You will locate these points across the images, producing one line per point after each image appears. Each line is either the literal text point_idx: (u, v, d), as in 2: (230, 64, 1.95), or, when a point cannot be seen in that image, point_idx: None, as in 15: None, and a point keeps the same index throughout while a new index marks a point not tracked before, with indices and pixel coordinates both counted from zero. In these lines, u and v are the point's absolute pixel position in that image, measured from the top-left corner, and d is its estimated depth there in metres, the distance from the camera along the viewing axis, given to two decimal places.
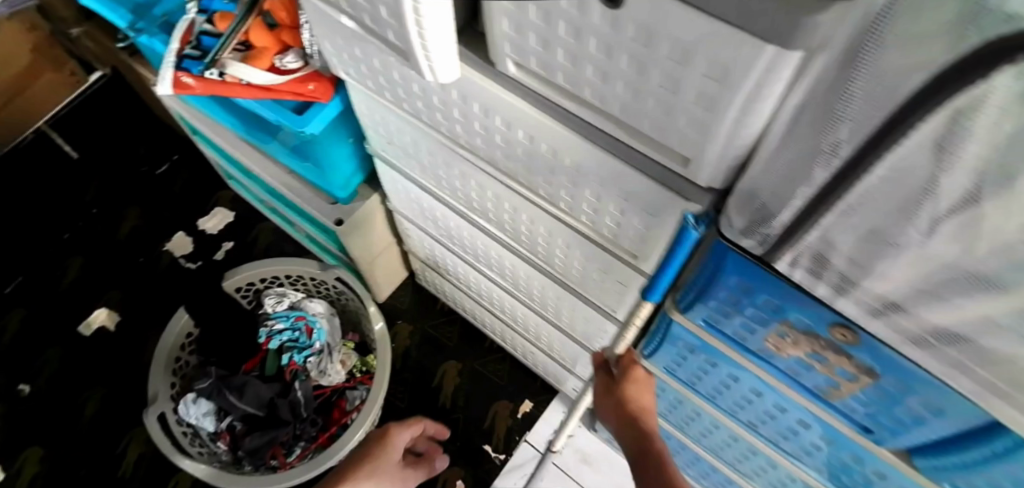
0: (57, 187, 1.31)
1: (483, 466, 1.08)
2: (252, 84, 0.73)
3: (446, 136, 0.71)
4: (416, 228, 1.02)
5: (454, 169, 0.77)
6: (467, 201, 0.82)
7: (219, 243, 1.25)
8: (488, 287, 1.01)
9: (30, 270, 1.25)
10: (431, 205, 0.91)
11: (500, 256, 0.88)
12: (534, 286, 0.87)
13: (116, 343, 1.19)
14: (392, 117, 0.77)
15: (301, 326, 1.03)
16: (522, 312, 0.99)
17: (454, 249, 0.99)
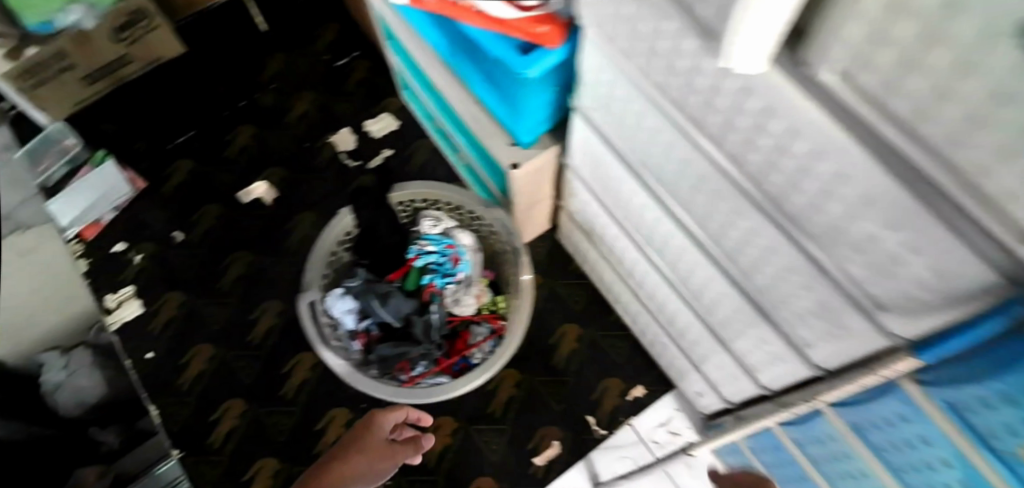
0: (240, 52, 1.35)
1: (583, 435, 1.12)
2: (485, 15, 0.68)
3: (682, 121, 0.62)
4: (587, 191, 0.99)
5: (670, 152, 0.70)
6: (668, 187, 0.76)
7: (379, 149, 1.28)
8: (644, 270, 0.98)
9: (201, 126, 1.29)
10: (620, 176, 0.86)
11: (678, 247, 0.84)
12: (708, 288, 0.82)
13: (265, 217, 1.23)
14: (623, 76, 0.68)
15: (449, 253, 1.04)
16: (672, 304, 0.96)
17: (621, 225, 0.96)
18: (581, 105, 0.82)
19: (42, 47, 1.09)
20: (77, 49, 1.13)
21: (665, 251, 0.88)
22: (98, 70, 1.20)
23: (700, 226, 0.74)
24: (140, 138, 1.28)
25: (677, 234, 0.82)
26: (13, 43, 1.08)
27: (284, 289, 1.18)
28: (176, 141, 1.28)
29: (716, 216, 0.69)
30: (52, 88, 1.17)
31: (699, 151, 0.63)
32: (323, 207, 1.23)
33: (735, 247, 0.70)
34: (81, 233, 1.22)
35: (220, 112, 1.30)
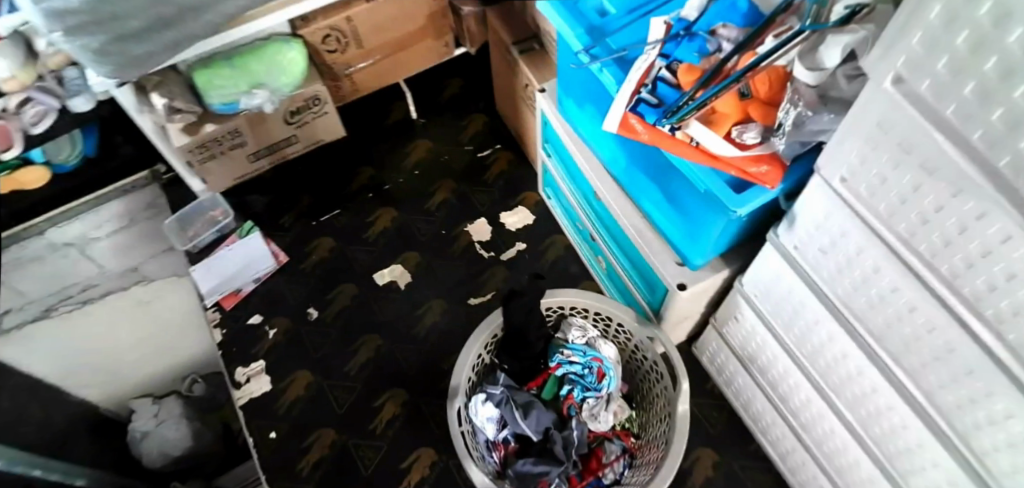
0: (387, 142, 1.54)
1: None
2: (700, 148, 0.62)
3: (948, 298, 0.46)
4: (758, 321, 0.84)
5: (909, 324, 0.53)
6: (892, 358, 0.59)
7: (513, 241, 1.38)
8: (829, 426, 0.80)
9: (345, 207, 1.45)
10: (814, 316, 0.69)
11: (897, 424, 0.64)
12: (926, 477, 0.64)
13: (399, 300, 1.32)
14: (852, 229, 0.54)
15: (594, 366, 0.97)
16: (859, 470, 0.78)
17: (801, 367, 0.80)
18: (782, 235, 0.67)
19: (218, 124, 1.17)
20: (250, 128, 1.22)
21: (867, 418, 0.70)
22: (266, 150, 1.30)
23: (942, 413, 0.55)
24: (294, 216, 1.44)
25: (901, 411, 0.61)
26: (192, 118, 1.15)
27: (409, 375, 1.23)
28: (321, 218, 1.44)
29: (976, 413, 0.50)
30: (220, 164, 1.27)
31: (959, 337, 0.47)
32: (453, 297, 1.32)
33: (996, 456, 0.50)
34: (220, 301, 1.35)
35: (365, 194, 1.46)
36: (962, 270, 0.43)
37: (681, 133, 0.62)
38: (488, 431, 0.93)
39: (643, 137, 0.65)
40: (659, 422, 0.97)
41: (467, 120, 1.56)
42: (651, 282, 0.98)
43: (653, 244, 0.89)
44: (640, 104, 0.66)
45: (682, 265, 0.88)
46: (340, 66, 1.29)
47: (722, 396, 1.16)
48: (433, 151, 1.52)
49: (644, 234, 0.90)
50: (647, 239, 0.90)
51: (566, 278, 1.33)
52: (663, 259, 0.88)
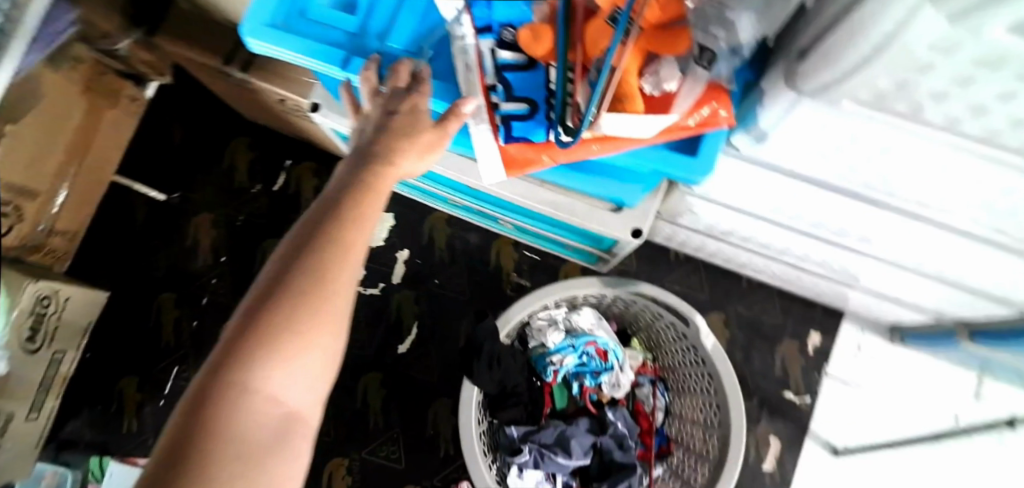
0: (161, 253, 1.18)
1: (795, 412, 1.03)
2: (612, 140, 0.54)
3: (994, 155, 0.44)
4: (720, 211, 0.79)
5: (919, 175, 0.53)
6: (894, 198, 0.60)
7: (392, 253, 1.12)
8: (820, 253, 0.82)
9: (179, 355, 1.13)
10: (800, 191, 0.65)
11: (898, 237, 0.68)
12: (963, 256, 0.67)
13: (330, 403, 1.06)
14: (840, 123, 0.49)
15: (590, 350, 0.88)
16: (859, 266, 0.82)
17: (782, 228, 0.78)
18: (741, 144, 0.61)
19: None
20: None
21: (863, 240, 0.73)
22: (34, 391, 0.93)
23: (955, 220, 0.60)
24: (134, 412, 1.10)
25: (905, 229, 0.65)
26: None
27: (403, 470, 1.04)
28: (166, 389, 1.12)
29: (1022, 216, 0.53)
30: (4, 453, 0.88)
31: (996, 174, 0.47)
32: (380, 360, 1.08)
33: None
34: None
35: (189, 323, 1.15)
36: (1008, 130, 0.40)
37: (592, 133, 0.53)
38: None
39: (544, 159, 0.57)
40: (670, 340, 0.93)
41: (229, 156, 1.20)
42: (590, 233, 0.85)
43: (577, 207, 0.76)
44: (512, 122, 0.54)
45: (620, 209, 0.76)
46: (31, 233, 0.91)
47: (689, 258, 1.07)
48: (221, 219, 1.19)
49: (564, 201, 0.76)
50: (568, 208, 0.76)
51: (473, 253, 1.12)
52: (601, 219, 0.75)
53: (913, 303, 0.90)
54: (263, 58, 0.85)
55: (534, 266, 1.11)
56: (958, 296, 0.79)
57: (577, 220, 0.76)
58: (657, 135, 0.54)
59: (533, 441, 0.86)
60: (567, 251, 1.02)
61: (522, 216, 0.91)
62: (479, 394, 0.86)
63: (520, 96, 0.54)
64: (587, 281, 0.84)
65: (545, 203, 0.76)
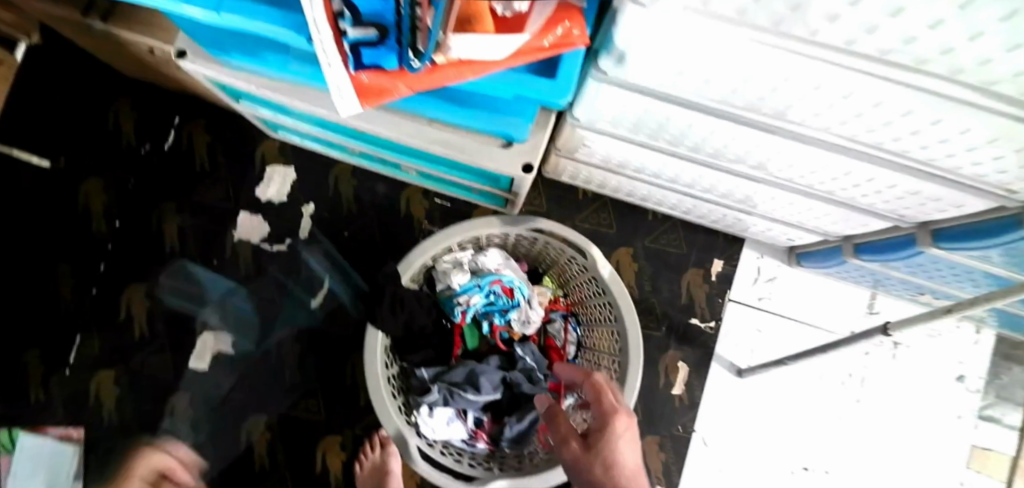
0: (49, 218, 1.09)
1: (700, 338, 1.08)
2: (466, 63, 0.49)
3: (826, 62, 0.46)
4: (612, 140, 0.79)
5: (766, 83, 0.53)
6: (756, 111, 0.60)
7: (299, 207, 1.08)
8: (712, 178, 0.83)
9: (83, 323, 1.05)
10: (672, 116, 0.66)
11: (772, 153, 0.69)
12: (826, 176, 0.70)
13: (245, 362, 1.04)
14: (680, 34, 0.48)
15: (496, 289, 0.88)
16: (747, 192, 0.85)
17: (670, 154, 0.78)
18: (606, 67, 0.59)
19: None
20: None
21: (747, 161, 0.73)
22: None
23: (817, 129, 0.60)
24: (39, 384, 1.03)
25: (770, 142, 0.65)
26: None
27: (324, 421, 1.02)
28: (70, 359, 1.04)
29: (865, 120, 0.55)
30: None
31: (832, 74, 0.48)
32: (293, 315, 1.06)
33: (886, 139, 0.57)
34: None
35: (88, 292, 1.06)
36: (824, 27, 0.41)
37: (443, 57, 0.48)
38: (459, 430, 0.87)
39: (400, 89, 0.52)
40: (576, 274, 0.94)
41: (113, 116, 1.11)
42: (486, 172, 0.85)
43: (467, 145, 0.75)
44: (360, 48, 0.48)
45: (509, 144, 0.76)
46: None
47: (598, 195, 1.10)
48: (112, 182, 1.10)
49: (451, 139, 0.75)
50: (457, 146, 0.75)
51: (382, 204, 1.09)
52: (490, 156, 0.75)
53: (802, 227, 0.95)
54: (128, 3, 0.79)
55: (445, 212, 1.10)
56: (837, 215, 0.83)
57: (467, 157, 0.75)
58: (511, 58, 0.49)
59: (442, 381, 0.86)
60: (472, 194, 1.02)
61: (419, 159, 0.90)
62: (387, 339, 0.85)
63: (366, 19, 0.47)
64: (486, 221, 0.83)
65: (433, 142, 0.75)
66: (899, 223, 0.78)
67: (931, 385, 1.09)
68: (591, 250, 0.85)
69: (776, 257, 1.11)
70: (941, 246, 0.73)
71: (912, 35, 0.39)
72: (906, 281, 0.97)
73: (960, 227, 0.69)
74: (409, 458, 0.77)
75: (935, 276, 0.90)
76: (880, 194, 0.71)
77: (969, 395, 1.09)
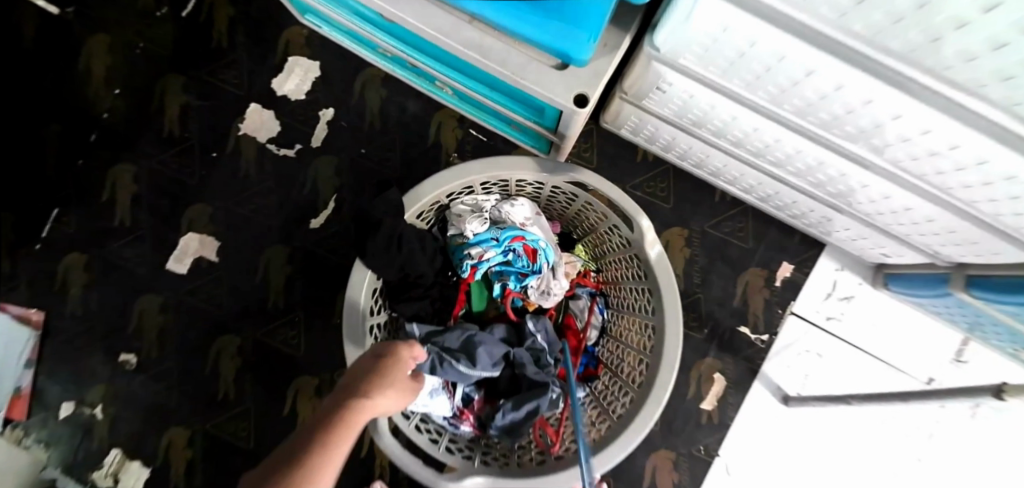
0: (47, 76, 0.98)
1: (746, 351, 0.92)
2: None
3: None
4: (694, 84, 0.60)
5: (949, 16, 0.35)
6: (911, 64, 0.42)
7: (315, 111, 0.94)
8: (812, 158, 0.64)
9: (63, 196, 0.95)
10: (789, 56, 0.48)
11: (911, 131, 0.50)
12: (982, 177, 0.51)
13: (225, 273, 0.92)
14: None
15: (518, 248, 0.73)
16: (856, 185, 0.66)
17: (766, 116, 0.59)
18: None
19: None
20: None
21: (871, 139, 0.55)
22: None
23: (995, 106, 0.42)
24: (7, 253, 0.94)
25: (916, 114, 0.47)
26: None
27: (301, 358, 0.90)
28: (44, 232, 0.95)
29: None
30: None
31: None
32: (287, 232, 0.92)
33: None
34: (10, 416, 0.90)
35: (73, 162, 0.96)
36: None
37: None
38: (442, 405, 0.72)
39: None
40: (614, 247, 0.78)
41: None
42: (532, 99, 0.68)
43: (512, 58, 0.59)
44: None
45: (566, 67, 0.59)
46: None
47: (661, 160, 0.92)
48: (119, 45, 0.98)
49: (493, 47, 0.59)
50: (499, 57, 0.59)
51: (408, 124, 0.94)
52: (538, 77, 0.59)
53: (907, 242, 0.76)
54: None
55: (478, 148, 0.94)
56: (964, 236, 0.64)
57: (510, 75, 0.59)
58: None
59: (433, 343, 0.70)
60: (512, 129, 0.85)
61: (455, 72, 0.73)
62: (376, 280, 0.71)
63: None
64: (518, 159, 0.68)
65: (470, 46, 0.58)
66: None
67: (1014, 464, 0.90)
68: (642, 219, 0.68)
69: (857, 274, 0.93)
70: None
71: None
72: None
73: None
74: (374, 430, 0.63)
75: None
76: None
77: None
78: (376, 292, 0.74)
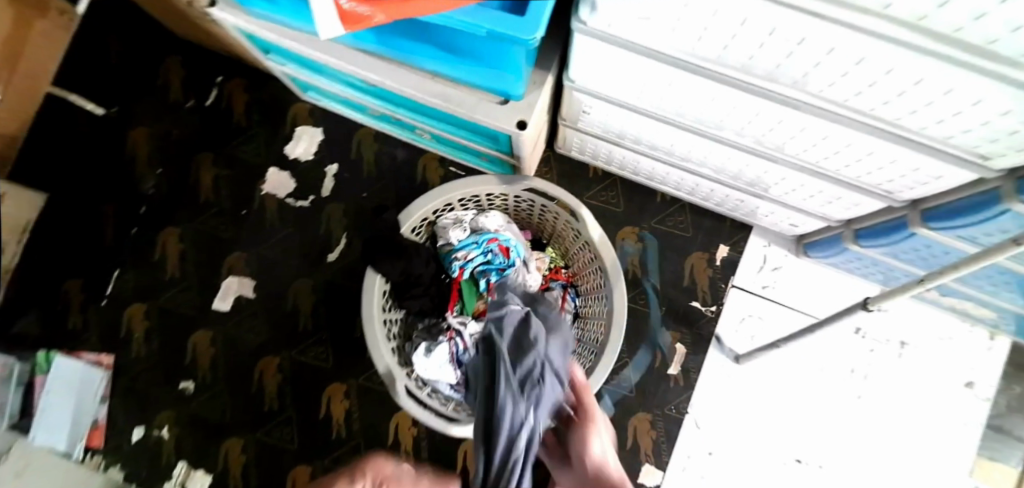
0: (98, 163, 1.18)
1: (700, 322, 1.09)
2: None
3: (782, 23, 0.44)
4: (602, 103, 0.73)
5: (778, 49, 0.48)
6: (741, 73, 0.54)
7: (322, 167, 1.15)
8: (715, 154, 0.76)
9: (122, 261, 1.15)
10: (656, 71, 0.59)
11: (793, 131, 0.60)
12: (836, 149, 0.60)
13: (262, 307, 1.11)
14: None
15: (494, 248, 0.90)
16: (756, 171, 0.77)
17: (659, 121, 0.71)
18: (586, 20, 0.54)
19: None
20: None
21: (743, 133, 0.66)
22: None
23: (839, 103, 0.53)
24: (78, 311, 1.14)
25: (761, 106, 0.58)
26: None
27: (329, 369, 1.08)
28: (107, 291, 1.15)
29: (878, 92, 0.48)
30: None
31: (836, 35, 0.43)
32: (309, 267, 1.12)
33: (906, 115, 0.50)
34: (89, 444, 1.09)
35: (128, 231, 1.16)
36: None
37: None
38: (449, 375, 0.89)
39: (378, 18, 0.57)
40: (573, 242, 0.96)
41: (162, 71, 1.21)
42: (487, 130, 0.86)
43: (465, 100, 0.77)
44: None
45: (507, 102, 0.77)
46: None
47: (608, 174, 1.12)
48: (157, 132, 1.19)
49: (452, 94, 0.78)
50: (456, 99, 0.77)
51: (400, 168, 1.15)
52: (485, 110, 0.76)
53: (814, 214, 0.89)
54: None
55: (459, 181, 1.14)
56: (858, 204, 0.75)
57: (466, 112, 0.77)
58: None
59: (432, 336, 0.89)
60: (482, 161, 1.05)
61: (426, 117, 0.93)
62: (385, 283, 0.89)
63: None
64: (484, 179, 0.87)
65: (435, 94, 0.78)
66: (891, 203, 0.71)
67: (938, 391, 1.06)
68: (581, 209, 0.85)
69: (784, 248, 1.11)
70: (933, 230, 0.67)
71: None
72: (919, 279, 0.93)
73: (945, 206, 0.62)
74: (394, 395, 0.80)
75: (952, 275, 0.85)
76: (909, 189, 0.63)
77: (979, 403, 1.05)
78: (387, 293, 0.92)
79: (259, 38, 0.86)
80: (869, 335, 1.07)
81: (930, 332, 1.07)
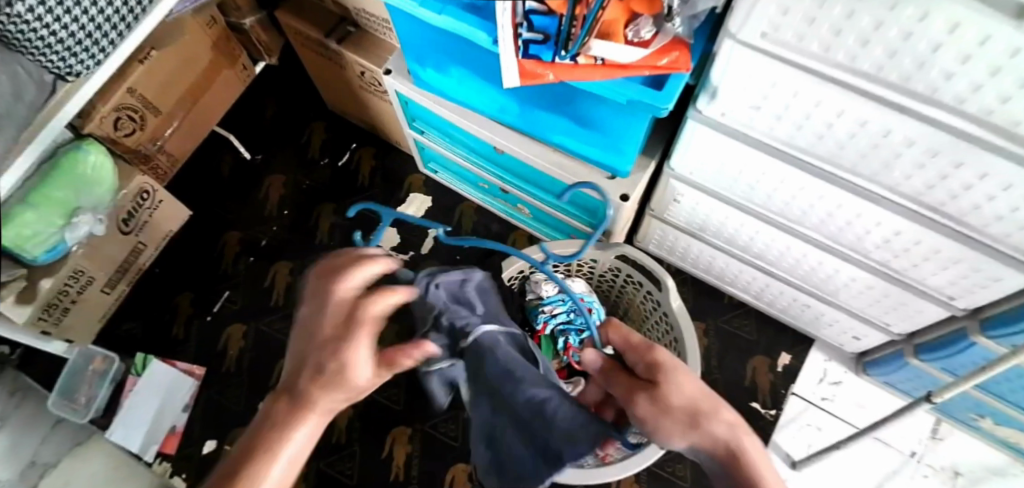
0: (235, 199, 1.38)
1: (758, 422, 1.13)
2: (607, 65, 0.60)
3: (888, 126, 0.55)
4: (697, 193, 0.86)
5: (888, 148, 0.57)
6: (848, 171, 0.64)
7: (425, 230, 1.31)
8: (798, 252, 0.87)
9: (234, 283, 1.29)
10: (765, 165, 0.71)
11: (869, 224, 0.71)
12: (909, 249, 0.71)
13: None
14: (787, 78, 0.56)
15: (578, 307, 1.00)
16: (827, 270, 0.87)
17: (748, 213, 0.84)
18: (702, 107, 0.67)
19: (54, 276, 1.04)
20: (90, 262, 1.11)
21: (825, 229, 0.77)
22: (116, 273, 1.18)
23: (928, 205, 0.63)
24: (184, 322, 1.26)
25: (852, 204, 0.69)
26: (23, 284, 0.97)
27: (398, 410, 1.14)
28: (214, 309, 1.27)
29: (972, 196, 0.57)
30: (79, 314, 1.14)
31: (943, 140, 0.52)
32: None
33: (993, 221, 0.58)
34: (162, 449, 1.14)
35: (246, 259, 1.31)
36: (941, 83, 0.47)
37: (583, 57, 0.60)
38: None
39: (549, 76, 0.63)
40: (648, 314, 1.03)
41: (308, 133, 1.44)
42: (588, 202, 0.96)
43: (578, 171, 0.86)
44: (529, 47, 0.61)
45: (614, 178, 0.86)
46: (146, 144, 1.20)
47: (680, 272, 1.24)
48: (291, 182, 1.39)
49: (567, 164, 0.87)
50: (571, 170, 0.87)
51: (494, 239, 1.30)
52: (595, 182, 0.85)
53: (878, 324, 0.96)
54: (355, 34, 1.07)
55: None
56: (921, 310, 0.83)
57: (577, 181, 0.86)
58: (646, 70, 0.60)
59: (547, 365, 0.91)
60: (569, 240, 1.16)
61: (539, 189, 1.02)
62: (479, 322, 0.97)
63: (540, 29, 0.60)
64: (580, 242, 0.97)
65: (552, 163, 0.87)
66: (952, 310, 0.78)
67: None
68: (666, 279, 0.92)
69: (844, 362, 1.16)
70: (992, 339, 0.73)
71: (962, 97, 0.47)
72: (982, 405, 0.96)
73: (1004, 314, 0.70)
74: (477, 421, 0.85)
75: (1010, 397, 0.88)
76: (972, 294, 0.72)
77: None
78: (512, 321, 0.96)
79: (412, 103, 0.99)
80: (924, 460, 1.08)
81: (991, 473, 1.06)
